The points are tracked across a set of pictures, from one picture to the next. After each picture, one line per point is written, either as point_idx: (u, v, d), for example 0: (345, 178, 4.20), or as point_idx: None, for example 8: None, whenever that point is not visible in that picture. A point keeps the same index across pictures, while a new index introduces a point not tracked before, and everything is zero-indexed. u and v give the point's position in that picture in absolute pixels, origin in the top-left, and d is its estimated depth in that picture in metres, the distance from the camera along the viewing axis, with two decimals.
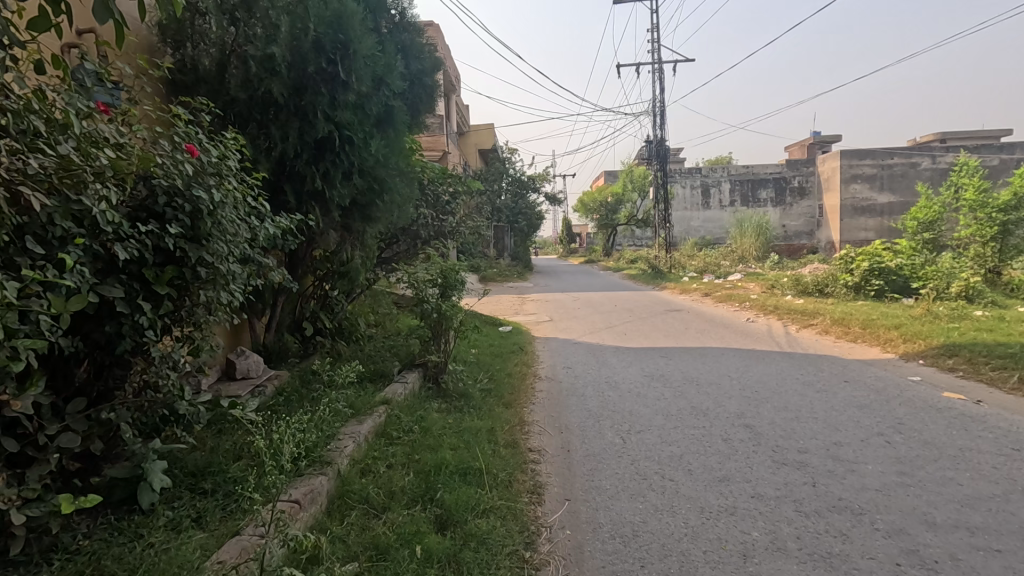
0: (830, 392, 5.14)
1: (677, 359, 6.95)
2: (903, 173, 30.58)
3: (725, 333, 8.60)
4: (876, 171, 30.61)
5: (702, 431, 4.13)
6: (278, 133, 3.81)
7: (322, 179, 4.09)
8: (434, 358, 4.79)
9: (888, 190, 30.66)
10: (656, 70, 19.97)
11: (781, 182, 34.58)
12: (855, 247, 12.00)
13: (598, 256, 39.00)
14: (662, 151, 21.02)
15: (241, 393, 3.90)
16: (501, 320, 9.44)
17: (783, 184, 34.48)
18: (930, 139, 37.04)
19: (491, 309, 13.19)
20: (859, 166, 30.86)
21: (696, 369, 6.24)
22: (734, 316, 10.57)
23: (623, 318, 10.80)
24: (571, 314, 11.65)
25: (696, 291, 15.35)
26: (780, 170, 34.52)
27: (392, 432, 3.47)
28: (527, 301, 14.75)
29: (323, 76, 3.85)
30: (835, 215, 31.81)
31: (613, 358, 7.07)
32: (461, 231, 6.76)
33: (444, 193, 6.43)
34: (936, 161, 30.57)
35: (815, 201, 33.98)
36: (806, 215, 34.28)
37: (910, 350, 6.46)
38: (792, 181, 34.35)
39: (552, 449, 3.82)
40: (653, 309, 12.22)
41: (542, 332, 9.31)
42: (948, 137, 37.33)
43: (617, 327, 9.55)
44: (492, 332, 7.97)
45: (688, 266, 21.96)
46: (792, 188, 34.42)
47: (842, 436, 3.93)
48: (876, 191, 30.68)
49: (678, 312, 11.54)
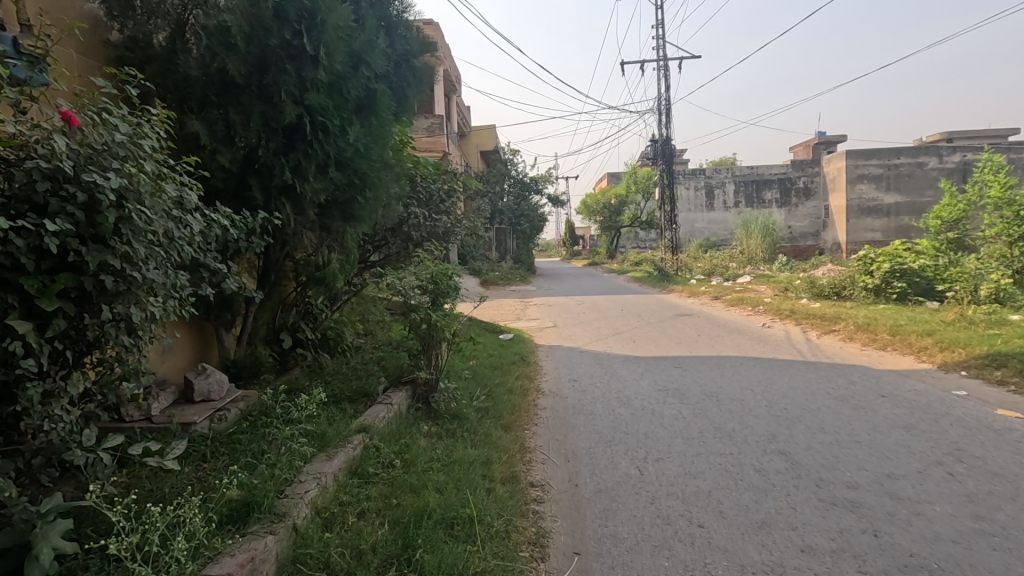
0: (868, 409, 4.59)
1: (691, 369, 6.40)
2: (910, 172, 30.00)
3: (742, 340, 8.04)
4: (883, 171, 30.01)
5: (730, 460, 3.58)
6: (237, 117, 3.29)
7: (293, 173, 3.57)
8: (424, 375, 4.25)
9: (896, 190, 30.06)
10: (660, 68, 19.48)
11: (786, 182, 34.01)
12: (875, 247, 11.44)
13: (601, 259, 38.44)
14: (667, 150, 20.49)
15: (197, 419, 3.36)
16: (501, 326, 8.90)
17: (788, 184, 33.90)
18: (938, 138, 36.49)
19: (491, 314, 12.63)
20: (866, 165, 30.27)
21: (715, 381, 5.69)
22: (748, 321, 10.00)
23: (630, 323, 10.24)
24: (575, 319, 11.11)
25: (705, 294, 14.79)
26: (785, 170, 33.91)
27: (367, 470, 2.93)
28: (528, 305, 14.17)
29: (288, 51, 3.32)
30: (842, 216, 31.21)
31: (623, 369, 6.51)
32: (456, 232, 6.24)
33: (437, 191, 5.90)
34: (944, 160, 29.98)
35: (821, 202, 33.40)
36: (812, 216, 33.73)
37: (949, 360, 5.89)
38: (797, 181, 33.77)
39: (559, 485, 3.28)
40: (661, 313, 11.67)
41: (545, 339, 8.78)
42: (954, 136, 36.73)
43: (625, 333, 8.99)
44: (493, 342, 7.42)
45: (695, 268, 21.40)
46: (798, 188, 33.85)
47: (895, 467, 3.38)
48: (883, 191, 30.10)
49: (688, 317, 10.98)
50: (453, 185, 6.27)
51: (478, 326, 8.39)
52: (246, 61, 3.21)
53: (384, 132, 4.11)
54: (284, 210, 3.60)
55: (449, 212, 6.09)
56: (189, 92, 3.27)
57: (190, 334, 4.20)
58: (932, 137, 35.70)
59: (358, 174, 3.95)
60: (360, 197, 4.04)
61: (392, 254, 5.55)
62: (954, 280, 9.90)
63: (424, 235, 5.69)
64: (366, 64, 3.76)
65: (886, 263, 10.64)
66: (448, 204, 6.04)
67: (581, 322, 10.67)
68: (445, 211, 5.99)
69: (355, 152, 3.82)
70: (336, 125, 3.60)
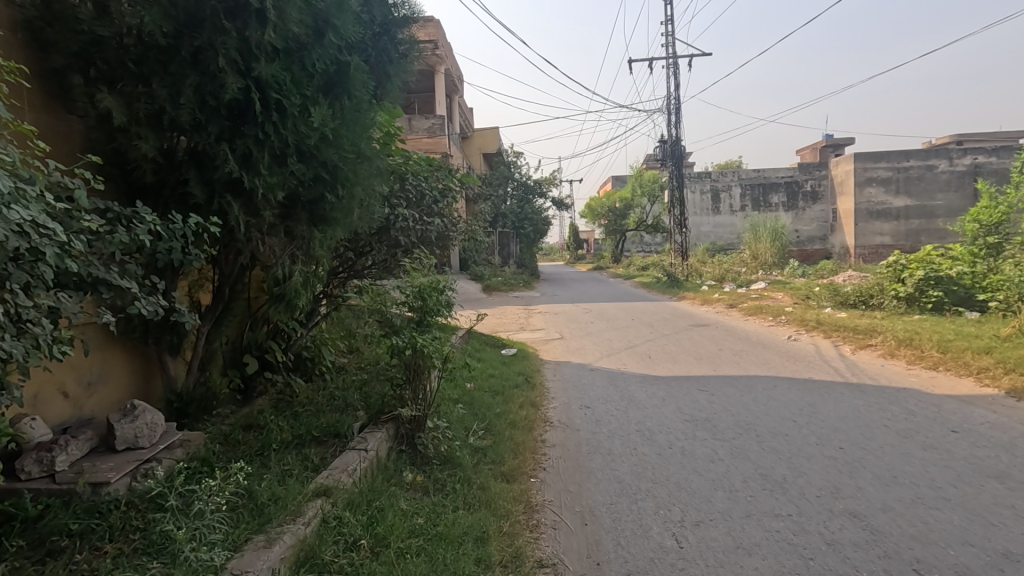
0: (943, 449, 3.83)
1: (720, 391, 5.65)
2: (920, 176, 29.21)
3: (770, 357, 7.27)
4: (893, 174, 29.21)
5: (792, 527, 2.83)
6: (165, 90, 2.60)
7: (241, 163, 2.87)
8: (408, 411, 3.50)
9: (905, 193, 29.27)
10: (669, 66, 18.80)
11: (793, 185, 33.23)
12: (905, 252, 10.68)
13: (605, 263, 37.69)
14: (677, 151, 19.75)
15: (113, 477, 2.62)
16: (503, 340, 8.17)
17: (796, 187, 33.13)
18: (948, 142, 35.72)
19: (492, 324, 11.88)
20: (874, 169, 29.43)
21: (749, 408, 4.93)
22: (772, 333, 9.24)
23: (643, 335, 9.49)
24: (582, 330, 10.36)
25: (719, 301, 14.01)
26: (792, 173, 33.16)
27: (322, 556, 2.20)
28: (531, 314, 13.41)
29: (227, 6, 2.62)
30: (850, 220, 30.34)
31: (640, 391, 5.76)
32: (452, 237, 5.51)
33: (429, 190, 5.16)
34: (955, 164, 29.20)
35: (829, 205, 32.62)
36: (819, 220, 32.98)
37: (1019, 385, 5.12)
38: (804, 185, 33.00)
39: (575, 563, 2.56)
40: (675, 323, 10.91)
41: (551, 354, 8.04)
42: (964, 138, 35.91)
43: (639, 347, 8.24)
44: (494, 360, 6.63)
45: (705, 273, 20.66)
46: (805, 192, 33.04)
47: (1008, 541, 2.63)
48: (892, 194, 29.34)
49: (703, 327, 10.23)
50: (448, 183, 5.53)
51: (477, 340, 7.60)
52: (170, 16, 2.50)
53: (360, 115, 3.39)
54: (232, 211, 2.89)
55: (444, 215, 5.35)
56: (105, 60, 2.60)
57: (128, 361, 3.49)
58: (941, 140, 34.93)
59: (327, 166, 3.23)
60: (330, 196, 3.32)
61: (377, 263, 4.83)
62: (996, 289, 9.11)
63: (414, 240, 4.96)
64: (334, 29, 3.04)
65: (920, 270, 9.88)
66: (442, 204, 5.30)
67: (588, 333, 9.92)
68: (439, 213, 5.26)
69: (321, 139, 3.10)
70: (294, 103, 2.89)
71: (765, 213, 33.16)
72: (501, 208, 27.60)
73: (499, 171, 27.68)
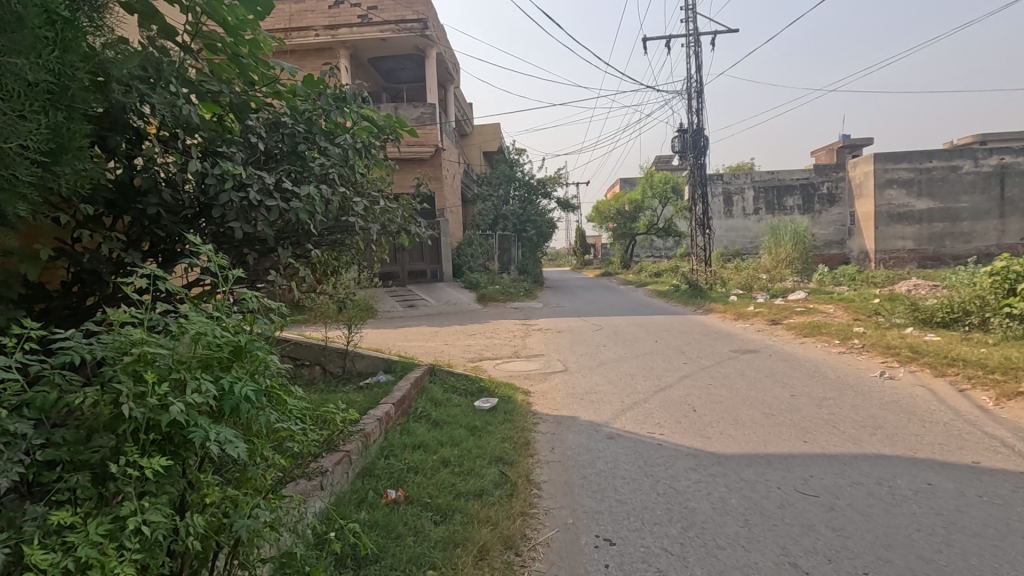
0: None
1: (849, 498, 3.21)
2: (943, 177, 26.61)
3: (879, 414, 4.81)
4: (914, 175, 26.59)
5: None
6: None
7: None
8: None
9: (929, 195, 26.60)
10: (689, 44, 16.47)
11: (808, 187, 30.78)
12: (1013, 257, 8.20)
13: (614, 269, 35.39)
14: (697, 142, 17.31)
15: None
16: (482, 380, 5.79)
17: (811, 190, 30.67)
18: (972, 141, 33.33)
19: (479, 347, 9.53)
20: (895, 170, 26.75)
21: (933, 560, 2.53)
22: (854, 366, 6.77)
23: (675, 367, 7.09)
24: (593, 357, 7.91)
25: (756, 317, 11.59)
26: (808, 175, 30.75)
27: None
28: (530, 332, 11.01)
29: None
30: (868, 223, 27.63)
31: (699, 492, 3.35)
32: (362, 228, 3.12)
33: (305, 140, 2.86)
34: (980, 164, 26.59)
35: (847, 208, 30.06)
36: (836, 224, 30.34)
37: None
38: (820, 187, 30.56)
39: None
40: (712, 346, 8.51)
41: (550, 400, 5.64)
42: (989, 138, 33.27)
43: (676, 393, 5.79)
44: (455, 428, 4.24)
45: (729, 282, 18.15)
46: (821, 194, 30.56)
47: None
48: (915, 196, 26.71)
49: (749, 355, 7.81)
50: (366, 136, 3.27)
51: (440, 388, 5.14)
52: None
53: None
54: None
55: (342, 185, 3.01)
56: None
57: None
58: (961, 141, 32.52)
59: None
60: None
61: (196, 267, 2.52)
62: None
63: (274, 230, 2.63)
64: None
65: None
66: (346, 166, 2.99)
67: (604, 363, 7.47)
68: (337, 182, 2.94)
69: None
70: None
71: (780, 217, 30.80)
72: (500, 209, 25.24)
73: (501, 170, 25.57)
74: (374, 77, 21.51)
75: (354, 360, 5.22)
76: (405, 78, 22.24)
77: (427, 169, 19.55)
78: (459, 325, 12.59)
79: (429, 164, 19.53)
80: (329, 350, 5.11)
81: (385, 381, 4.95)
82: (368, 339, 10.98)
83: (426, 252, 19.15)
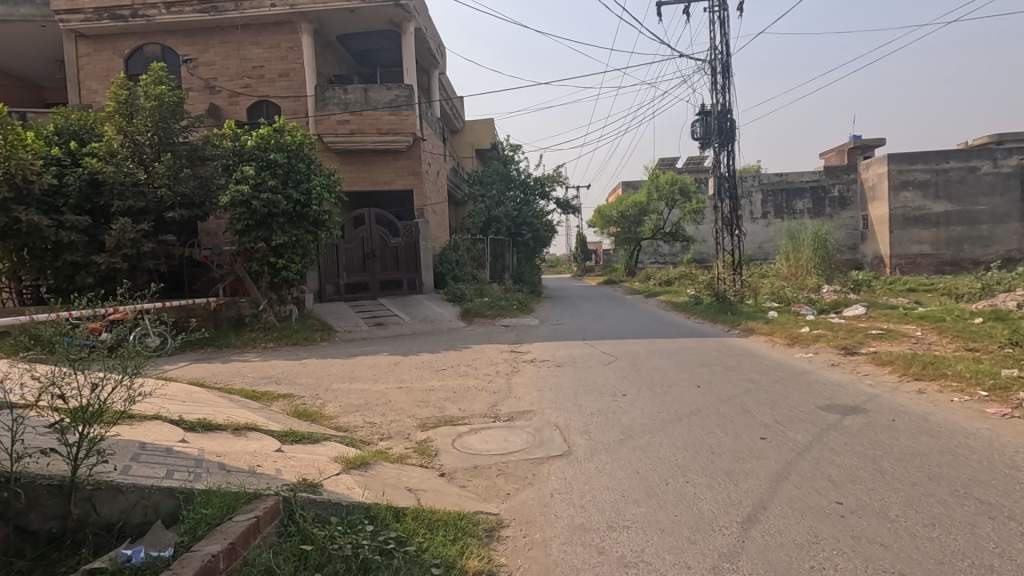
0: None
1: None
2: (960, 178, 23.54)
3: None
4: (931, 176, 23.53)
5: None
6: None
7: None
8: None
9: (946, 197, 23.56)
10: (710, 10, 13.64)
11: (819, 190, 28.10)
12: None
13: (620, 276, 32.69)
14: (724, 126, 14.45)
15: None
16: (394, 507, 2.93)
17: (822, 193, 27.97)
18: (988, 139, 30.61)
19: (442, 394, 6.67)
20: (910, 170, 23.69)
21: None
22: None
23: (753, 449, 4.20)
24: (613, 424, 4.99)
25: (816, 346, 8.70)
26: (818, 177, 28.04)
27: None
28: (519, 366, 8.14)
29: None
30: (883, 227, 24.62)
31: None
32: None
33: None
34: (998, 165, 23.81)
35: (859, 211, 27.10)
36: (848, 228, 27.34)
37: None
38: (831, 190, 27.80)
39: None
40: (788, 400, 5.60)
41: (535, 555, 2.79)
42: (1005, 137, 30.57)
43: (793, 539, 2.90)
44: None
45: (758, 293, 15.27)
46: (831, 198, 27.78)
47: None
48: (931, 198, 23.59)
49: (855, 420, 4.94)
50: None
51: None
52: None
53: None
54: None
55: None
56: None
57: None
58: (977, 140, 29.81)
59: None
60: None
61: None
62: None
63: None
64: None
65: None
66: None
67: (630, 439, 4.57)
68: None
69: None
70: None
71: (790, 221, 28.10)
72: (493, 211, 22.37)
73: (494, 167, 22.72)
74: (345, 58, 18.86)
75: (94, 506, 2.33)
76: (382, 60, 19.58)
77: (404, 162, 16.69)
78: (426, 354, 9.68)
79: (407, 156, 16.67)
80: (17, 489, 2.21)
81: (139, 568, 2.06)
82: (296, 379, 8.01)
83: (402, 260, 16.30)
